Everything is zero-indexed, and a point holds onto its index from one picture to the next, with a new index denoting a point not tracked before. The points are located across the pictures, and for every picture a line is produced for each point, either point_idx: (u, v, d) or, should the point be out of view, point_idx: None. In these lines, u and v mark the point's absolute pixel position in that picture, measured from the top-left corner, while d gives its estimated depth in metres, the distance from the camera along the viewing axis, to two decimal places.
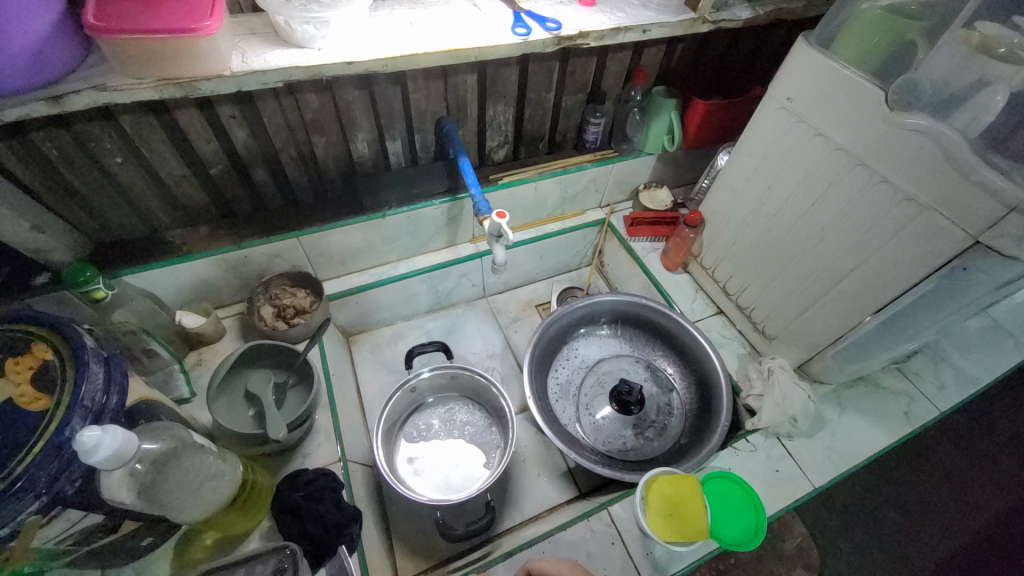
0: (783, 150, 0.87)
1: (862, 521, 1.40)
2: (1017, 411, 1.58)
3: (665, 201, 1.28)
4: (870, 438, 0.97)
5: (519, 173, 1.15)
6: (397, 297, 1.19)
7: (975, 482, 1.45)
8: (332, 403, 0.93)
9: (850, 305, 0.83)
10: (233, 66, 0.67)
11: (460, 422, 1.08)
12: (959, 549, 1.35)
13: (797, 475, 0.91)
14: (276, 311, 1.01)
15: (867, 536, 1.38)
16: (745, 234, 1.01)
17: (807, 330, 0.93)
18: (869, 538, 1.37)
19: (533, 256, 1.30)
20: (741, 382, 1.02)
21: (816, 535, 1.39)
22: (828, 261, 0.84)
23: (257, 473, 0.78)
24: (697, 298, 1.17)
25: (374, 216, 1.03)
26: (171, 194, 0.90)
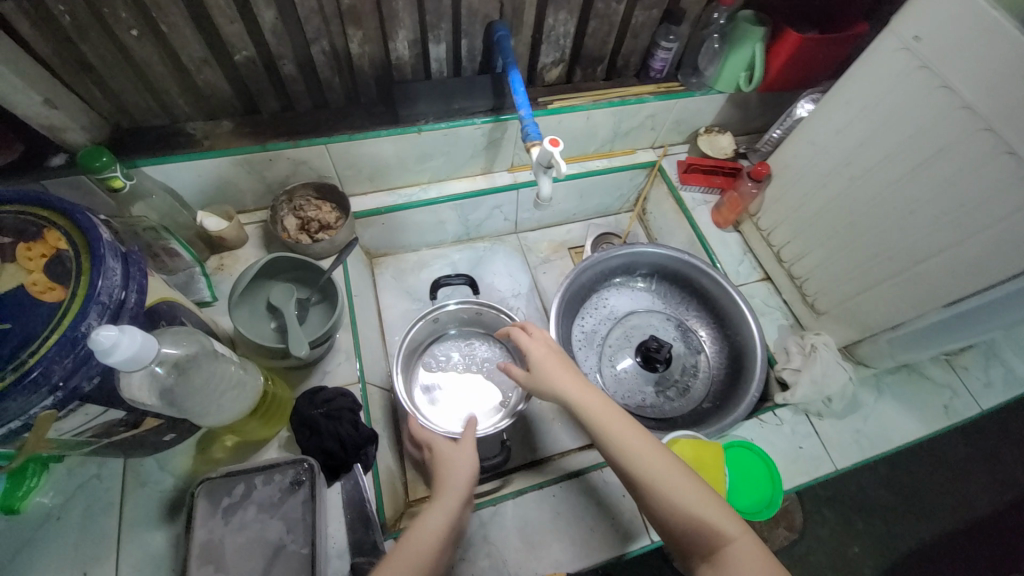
0: (890, 102, 0.74)
1: (858, 499, 1.41)
2: None
3: (725, 149, 1.15)
4: (902, 427, 0.93)
5: (573, 99, 1.03)
6: (424, 222, 1.12)
7: (982, 477, 1.44)
8: (354, 325, 0.91)
9: (927, 290, 0.75)
10: None
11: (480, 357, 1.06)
12: (948, 536, 1.36)
13: (820, 454, 0.88)
14: (299, 224, 0.96)
15: (860, 512, 1.39)
16: (818, 196, 0.90)
17: (864, 310, 0.86)
18: (861, 514, 1.39)
19: (573, 195, 1.21)
20: (778, 354, 0.97)
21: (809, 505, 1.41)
22: (912, 239, 0.75)
23: (276, 386, 0.77)
24: (745, 260, 1.09)
25: (408, 130, 0.93)
26: (192, 81, 0.82)
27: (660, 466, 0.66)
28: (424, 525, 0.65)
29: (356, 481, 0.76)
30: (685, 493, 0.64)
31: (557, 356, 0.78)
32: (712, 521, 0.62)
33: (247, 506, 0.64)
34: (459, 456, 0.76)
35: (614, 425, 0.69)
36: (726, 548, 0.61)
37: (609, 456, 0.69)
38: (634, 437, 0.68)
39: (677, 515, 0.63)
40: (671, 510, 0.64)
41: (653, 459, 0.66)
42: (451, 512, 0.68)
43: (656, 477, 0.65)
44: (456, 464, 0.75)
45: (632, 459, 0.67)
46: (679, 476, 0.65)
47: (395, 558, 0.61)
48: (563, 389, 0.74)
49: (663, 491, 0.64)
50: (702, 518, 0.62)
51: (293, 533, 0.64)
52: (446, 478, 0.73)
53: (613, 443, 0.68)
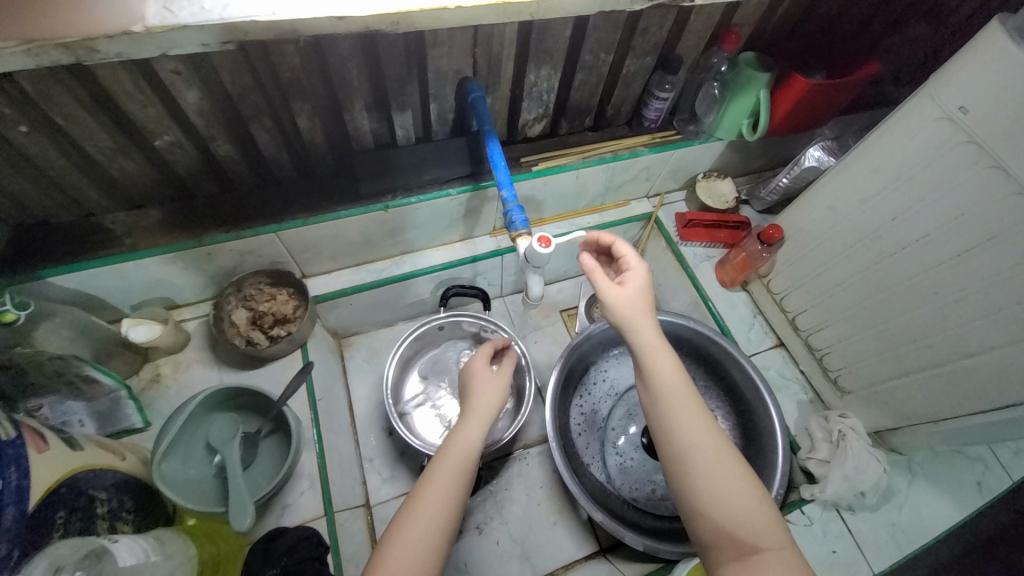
0: (928, 176, 0.64)
1: None
2: None
3: (726, 196, 1.05)
4: (942, 516, 0.83)
5: (560, 157, 0.92)
6: (399, 296, 0.99)
7: None
8: (320, 439, 0.78)
9: (978, 387, 0.66)
10: (148, 17, 0.41)
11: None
12: None
13: (856, 557, 0.78)
14: (251, 317, 0.83)
15: None
16: (840, 266, 0.80)
17: (898, 398, 0.77)
18: None
19: (563, 253, 1.09)
20: (801, 439, 0.87)
21: None
22: (958, 331, 0.66)
23: (221, 540, 0.64)
24: (756, 324, 0.99)
25: (373, 207, 0.81)
26: (105, 172, 0.68)
27: (729, 462, 0.56)
28: (427, 496, 0.58)
29: None
30: (739, 496, 0.55)
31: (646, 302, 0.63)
32: (761, 532, 0.53)
33: None
34: (478, 404, 0.69)
35: (686, 403, 0.58)
36: (775, 561, 0.51)
37: (671, 433, 0.58)
38: (703, 421, 0.58)
39: (728, 514, 0.54)
40: (723, 510, 0.54)
41: (719, 454, 0.56)
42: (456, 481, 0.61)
43: (717, 469, 0.55)
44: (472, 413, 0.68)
45: (697, 442, 0.57)
46: (740, 474, 0.56)
47: (400, 535, 0.56)
48: (643, 348, 0.61)
49: (720, 484, 0.55)
50: (754, 523, 0.53)
51: None
52: (450, 438, 0.65)
53: (681, 418, 0.58)
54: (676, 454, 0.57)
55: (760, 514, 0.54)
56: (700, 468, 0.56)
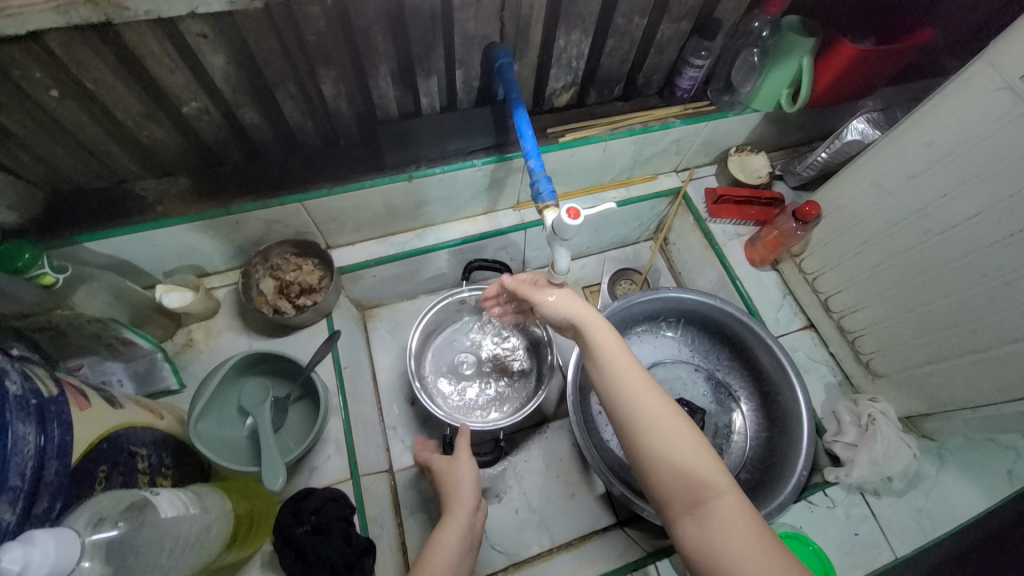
0: (987, 149, 0.60)
1: None
2: None
3: (760, 171, 1.00)
4: (972, 504, 0.80)
5: (588, 128, 0.89)
6: (421, 269, 0.99)
7: None
8: (346, 406, 0.80)
9: (1022, 375, 0.63)
10: None
11: (504, 350, 0.99)
12: None
13: (879, 541, 0.77)
14: (278, 286, 0.85)
15: None
16: (879, 245, 0.77)
17: (935, 383, 0.74)
18: None
19: (587, 228, 1.07)
20: (827, 422, 0.85)
21: None
22: (1010, 315, 0.62)
23: (255, 499, 0.67)
24: (785, 305, 0.96)
25: (397, 178, 0.80)
26: (136, 139, 0.68)
27: (668, 416, 0.57)
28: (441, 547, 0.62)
29: None
30: (684, 447, 0.56)
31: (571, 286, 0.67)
32: (707, 480, 0.54)
33: None
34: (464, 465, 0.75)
35: (621, 366, 0.60)
36: (718, 507, 0.53)
37: (612, 398, 0.60)
38: (640, 381, 0.59)
39: (674, 468, 0.55)
40: (670, 465, 0.55)
41: (663, 410, 0.57)
42: (464, 527, 0.66)
43: (659, 427, 0.57)
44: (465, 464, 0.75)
45: (638, 402, 0.58)
46: (683, 426, 0.57)
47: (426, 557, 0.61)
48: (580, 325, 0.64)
49: (663, 439, 0.56)
50: (701, 473, 0.54)
51: None
52: (455, 492, 0.71)
53: (619, 384, 0.60)
54: (618, 418, 0.59)
55: (704, 464, 0.55)
56: (642, 428, 0.57)
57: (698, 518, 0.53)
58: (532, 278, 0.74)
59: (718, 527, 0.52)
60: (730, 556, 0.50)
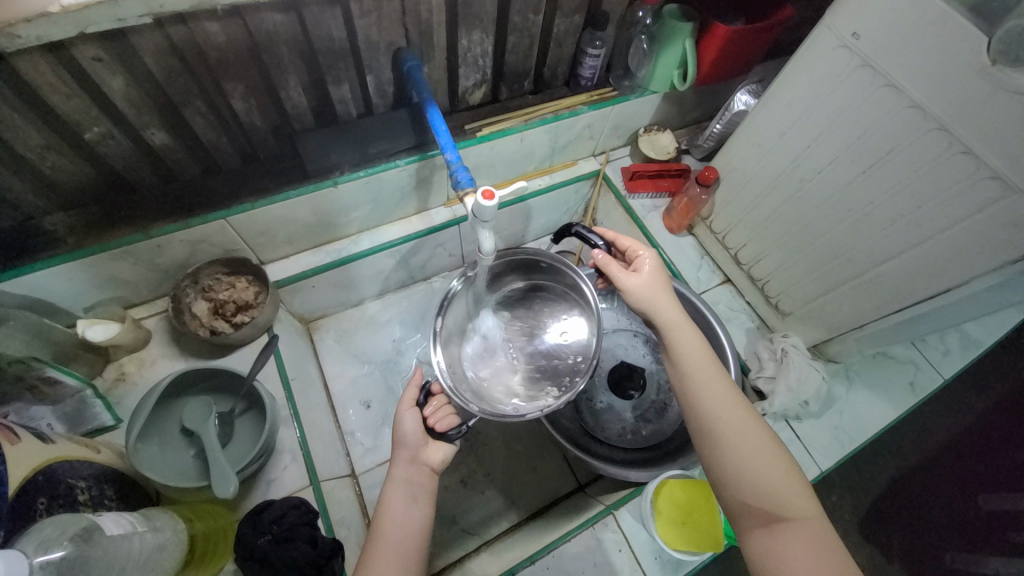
0: (834, 102, 0.71)
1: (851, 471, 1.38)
2: (1009, 361, 1.51)
3: (667, 147, 1.10)
4: (879, 414, 0.91)
5: (503, 121, 0.94)
6: (362, 274, 1.01)
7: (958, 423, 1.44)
8: (298, 415, 0.80)
9: (889, 291, 0.74)
10: None
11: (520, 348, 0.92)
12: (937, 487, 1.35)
13: (805, 459, 0.87)
14: (213, 307, 0.84)
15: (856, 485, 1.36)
16: (768, 198, 0.87)
17: (829, 310, 0.84)
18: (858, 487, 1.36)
19: (519, 217, 1.13)
20: (751, 361, 0.95)
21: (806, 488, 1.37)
22: (872, 241, 0.73)
23: (211, 518, 0.67)
24: (703, 265, 1.05)
25: (322, 185, 0.82)
26: (38, 171, 0.66)
27: (758, 430, 0.59)
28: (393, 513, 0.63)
29: None
30: (767, 464, 0.57)
31: (662, 289, 0.70)
32: (790, 498, 0.55)
33: None
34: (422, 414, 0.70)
35: (714, 371, 0.63)
36: (798, 525, 0.53)
37: (698, 400, 0.61)
38: (731, 390, 0.62)
39: (757, 482, 0.56)
40: (753, 480, 0.56)
41: (750, 423, 0.59)
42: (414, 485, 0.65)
43: (748, 437, 0.58)
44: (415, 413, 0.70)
45: (724, 409, 0.60)
46: (771, 442, 0.58)
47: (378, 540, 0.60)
48: (667, 325, 0.67)
49: (749, 450, 0.57)
50: (784, 490, 0.55)
51: None
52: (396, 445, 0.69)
53: (705, 383, 0.62)
54: (703, 421, 0.61)
55: (790, 484, 0.56)
56: (726, 434, 0.59)
57: (774, 531, 0.54)
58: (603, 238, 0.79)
59: (793, 541, 0.52)
60: (803, 573, 0.50)
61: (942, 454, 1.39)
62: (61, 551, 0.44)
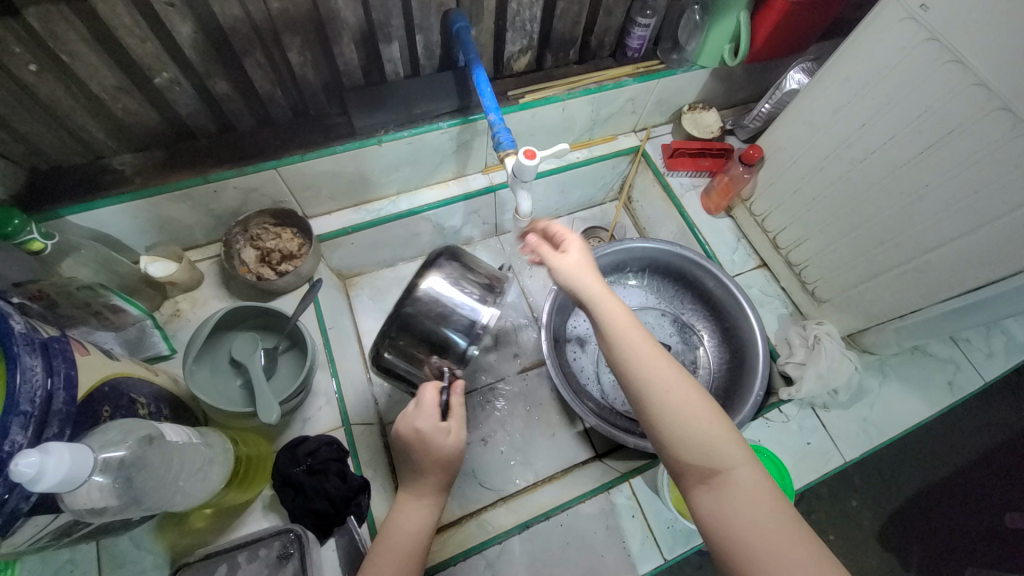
0: (895, 79, 0.68)
1: (877, 474, 1.34)
2: None
3: (711, 127, 1.08)
4: (912, 410, 0.89)
5: (546, 89, 0.94)
6: (398, 235, 1.04)
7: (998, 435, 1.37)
8: (333, 361, 0.84)
9: (936, 279, 0.71)
10: None
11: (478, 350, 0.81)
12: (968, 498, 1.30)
13: (829, 447, 0.86)
14: (260, 255, 0.89)
15: (880, 488, 1.33)
16: (815, 179, 0.84)
17: (869, 298, 0.82)
18: (882, 490, 1.32)
19: (554, 189, 1.13)
20: (780, 347, 0.94)
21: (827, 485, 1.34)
22: (922, 227, 0.70)
23: (253, 444, 0.72)
24: (740, 247, 1.03)
25: (367, 142, 0.84)
26: (112, 113, 0.71)
27: (686, 390, 0.55)
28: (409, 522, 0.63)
29: (351, 533, 0.72)
30: (700, 422, 0.54)
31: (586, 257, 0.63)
32: (720, 452, 0.53)
33: None
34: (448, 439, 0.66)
35: (639, 336, 0.57)
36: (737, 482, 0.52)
37: (624, 370, 0.56)
38: (659, 359, 0.56)
39: (691, 444, 0.53)
40: (685, 444, 0.53)
41: (678, 384, 0.55)
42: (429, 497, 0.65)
43: (676, 402, 0.54)
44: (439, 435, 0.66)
45: (655, 381, 0.55)
46: (698, 401, 0.55)
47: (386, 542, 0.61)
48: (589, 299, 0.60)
49: (679, 415, 0.54)
50: (718, 452, 0.53)
51: None
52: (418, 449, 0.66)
53: (635, 358, 0.56)
54: (634, 394, 0.56)
55: (722, 440, 0.53)
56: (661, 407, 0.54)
57: (712, 490, 0.52)
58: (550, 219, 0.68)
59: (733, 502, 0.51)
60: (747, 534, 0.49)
61: (976, 467, 1.34)
62: (120, 452, 0.49)
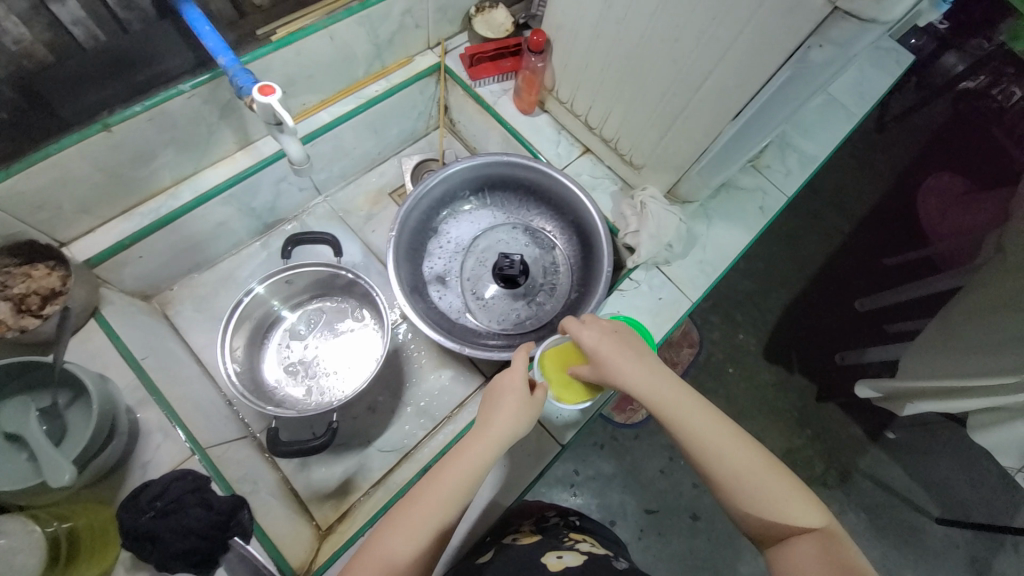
0: None
1: (744, 306, 1.53)
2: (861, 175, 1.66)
3: (503, 24, 1.03)
4: (737, 241, 0.99)
5: (300, 19, 0.82)
6: (198, 232, 0.89)
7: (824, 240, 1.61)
8: (157, 392, 0.73)
9: (709, 117, 0.76)
10: None
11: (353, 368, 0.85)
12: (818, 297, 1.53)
13: (679, 296, 0.94)
14: (13, 305, 0.72)
15: (747, 316, 1.52)
16: (596, 49, 0.84)
17: (671, 152, 0.87)
18: (749, 317, 1.52)
19: (364, 132, 1.03)
20: (618, 222, 0.98)
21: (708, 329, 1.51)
22: (685, 68, 0.73)
23: (77, 514, 0.61)
24: (562, 139, 1.04)
25: (88, 131, 0.68)
26: None
27: (743, 448, 0.61)
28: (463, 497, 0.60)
29: (242, 551, 0.66)
30: (762, 479, 0.60)
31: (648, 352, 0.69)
32: (806, 518, 0.58)
33: None
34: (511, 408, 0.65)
35: (686, 405, 0.64)
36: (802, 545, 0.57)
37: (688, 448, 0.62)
38: (717, 428, 0.62)
39: (758, 499, 0.59)
40: (753, 504, 0.59)
41: (735, 447, 0.61)
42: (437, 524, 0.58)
43: (753, 484, 0.59)
44: (518, 401, 0.66)
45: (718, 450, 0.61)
46: (762, 466, 0.60)
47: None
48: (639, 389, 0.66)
49: (742, 482, 0.59)
50: (788, 512, 0.58)
51: None
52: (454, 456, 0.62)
53: (694, 436, 0.62)
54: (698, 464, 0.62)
55: (785, 486, 0.60)
56: (729, 481, 0.60)
57: (786, 551, 0.57)
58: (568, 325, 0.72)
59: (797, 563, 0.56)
60: None
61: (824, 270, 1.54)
62: None
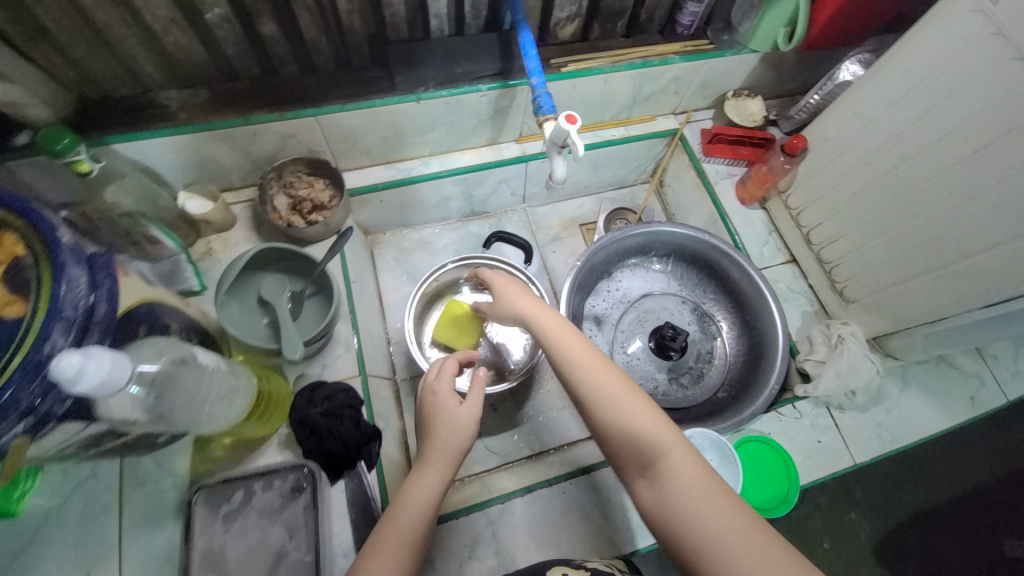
0: (957, 71, 0.65)
1: (884, 488, 1.33)
2: None
3: (754, 115, 1.04)
4: (930, 421, 0.87)
5: (589, 60, 0.92)
6: (426, 198, 1.04)
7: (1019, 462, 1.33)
8: (354, 314, 0.86)
9: (970, 286, 0.70)
10: None
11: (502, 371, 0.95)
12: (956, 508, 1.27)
13: (840, 448, 0.85)
14: (292, 204, 0.90)
15: (884, 499, 1.31)
16: (857, 174, 0.82)
17: (898, 302, 0.81)
18: (885, 501, 1.31)
19: (586, 165, 1.11)
20: (801, 344, 0.92)
21: (832, 492, 1.33)
22: (961, 230, 0.69)
23: (274, 380, 0.74)
24: (770, 241, 1.01)
25: (406, 98, 0.83)
26: (160, 45, 0.72)
27: (689, 470, 0.57)
28: (411, 492, 0.61)
29: (360, 479, 0.74)
30: (700, 492, 0.56)
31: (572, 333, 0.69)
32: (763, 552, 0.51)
33: (248, 512, 0.63)
34: (462, 412, 0.67)
35: (614, 385, 0.62)
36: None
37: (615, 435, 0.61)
38: (647, 426, 0.60)
39: (695, 516, 0.54)
40: (688, 517, 0.55)
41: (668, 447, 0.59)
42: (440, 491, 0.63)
43: (695, 495, 0.56)
44: (451, 411, 0.67)
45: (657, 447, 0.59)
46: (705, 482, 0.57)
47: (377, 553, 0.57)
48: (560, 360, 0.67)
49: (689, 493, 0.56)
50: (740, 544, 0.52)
51: (296, 539, 0.62)
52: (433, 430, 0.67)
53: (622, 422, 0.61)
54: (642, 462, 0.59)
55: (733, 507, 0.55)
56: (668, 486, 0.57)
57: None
58: (477, 309, 0.86)
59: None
60: None
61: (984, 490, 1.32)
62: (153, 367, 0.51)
